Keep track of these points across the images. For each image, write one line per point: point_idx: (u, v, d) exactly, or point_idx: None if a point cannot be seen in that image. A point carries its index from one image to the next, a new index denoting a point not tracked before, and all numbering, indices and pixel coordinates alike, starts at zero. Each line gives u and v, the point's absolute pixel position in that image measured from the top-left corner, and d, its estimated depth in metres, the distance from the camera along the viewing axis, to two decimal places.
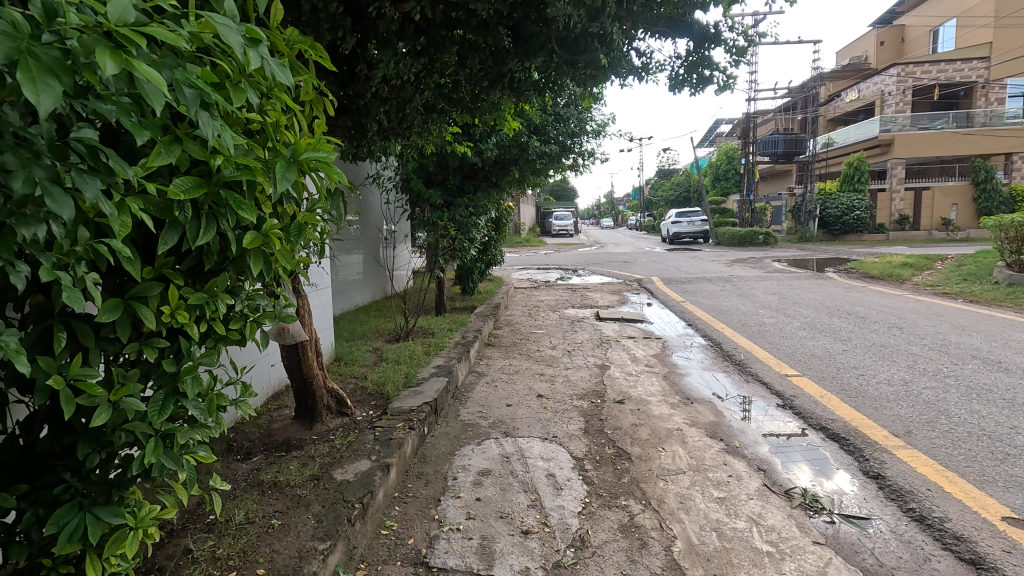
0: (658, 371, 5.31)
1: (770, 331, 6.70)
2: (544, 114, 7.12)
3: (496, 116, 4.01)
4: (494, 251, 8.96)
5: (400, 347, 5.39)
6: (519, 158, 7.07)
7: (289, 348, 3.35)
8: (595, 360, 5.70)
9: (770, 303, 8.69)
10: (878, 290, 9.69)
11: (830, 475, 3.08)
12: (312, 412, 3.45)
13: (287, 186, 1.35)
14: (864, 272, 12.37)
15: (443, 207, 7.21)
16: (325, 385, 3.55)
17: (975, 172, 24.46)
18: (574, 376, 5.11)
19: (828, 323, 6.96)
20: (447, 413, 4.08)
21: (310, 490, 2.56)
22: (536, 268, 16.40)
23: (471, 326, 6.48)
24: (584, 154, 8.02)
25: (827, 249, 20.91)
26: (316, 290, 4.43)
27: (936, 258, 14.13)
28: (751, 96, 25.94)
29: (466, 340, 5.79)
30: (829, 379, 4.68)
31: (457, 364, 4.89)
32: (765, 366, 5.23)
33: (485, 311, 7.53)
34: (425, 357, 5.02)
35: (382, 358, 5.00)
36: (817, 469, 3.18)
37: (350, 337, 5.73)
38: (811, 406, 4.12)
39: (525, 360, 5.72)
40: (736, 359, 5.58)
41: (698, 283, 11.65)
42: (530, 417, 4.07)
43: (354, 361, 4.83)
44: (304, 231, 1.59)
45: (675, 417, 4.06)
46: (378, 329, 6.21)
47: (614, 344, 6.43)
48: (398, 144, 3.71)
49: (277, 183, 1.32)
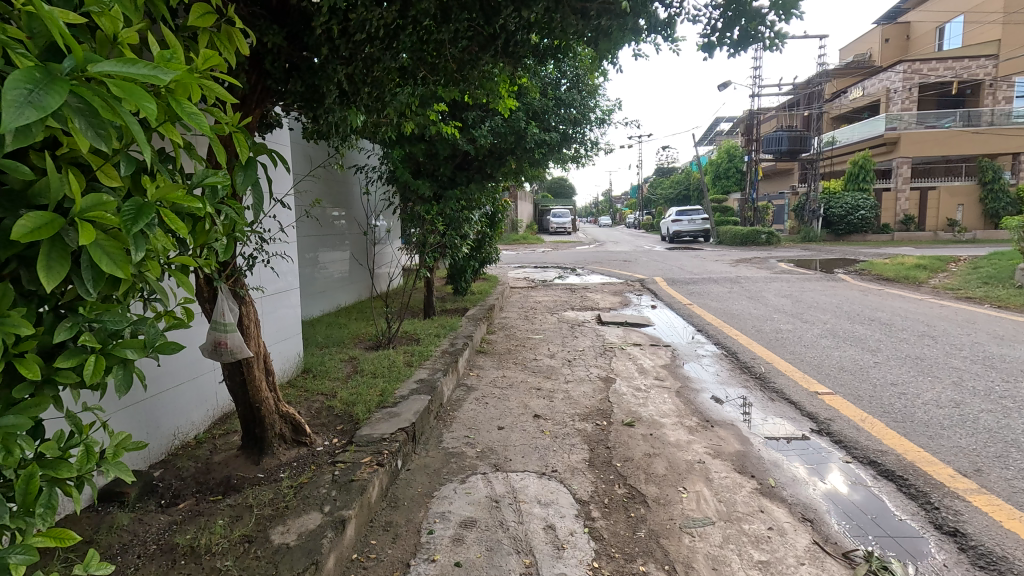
0: (670, 387, 4.72)
1: (790, 339, 6.10)
2: (542, 99, 6.49)
3: (487, 89, 3.39)
4: (489, 248, 8.35)
5: (380, 356, 4.79)
6: (516, 148, 6.44)
7: (229, 367, 2.73)
8: (599, 372, 5.10)
9: (783, 308, 8.10)
10: (896, 294, 9.12)
11: (825, 475, 3.05)
12: (261, 442, 2.85)
13: (22, 109, 0.84)
14: (876, 274, 11.82)
15: (432, 199, 6.66)
16: (278, 410, 2.93)
17: (982, 172, 23.93)
18: (575, 392, 4.52)
19: (852, 331, 6.37)
20: (428, 439, 3.48)
21: (235, 563, 1.95)
22: (533, 267, 15.79)
23: (461, 332, 5.88)
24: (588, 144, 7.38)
25: (832, 249, 20.36)
26: (264, 296, 3.80)
27: (950, 261, 13.55)
28: (755, 92, 25.36)
29: (455, 348, 5.18)
30: (867, 399, 4.10)
31: (443, 378, 4.28)
32: (790, 382, 4.64)
33: (478, 314, 6.92)
34: (407, 369, 4.41)
35: (358, 370, 4.39)
36: (812, 467, 3.15)
37: (325, 345, 5.12)
38: (853, 433, 3.53)
39: (520, 370, 5.13)
40: (756, 372, 4.99)
41: (704, 284, 11.07)
42: (525, 445, 3.47)
43: (326, 374, 4.23)
44: (152, 216, 1.03)
45: (694, 446, 3.47)
46: (358, 336, 5.59)
47: (618, 352, 5.83)
48: (371, 117, 3.05)
49: (6, 107, 0.83)
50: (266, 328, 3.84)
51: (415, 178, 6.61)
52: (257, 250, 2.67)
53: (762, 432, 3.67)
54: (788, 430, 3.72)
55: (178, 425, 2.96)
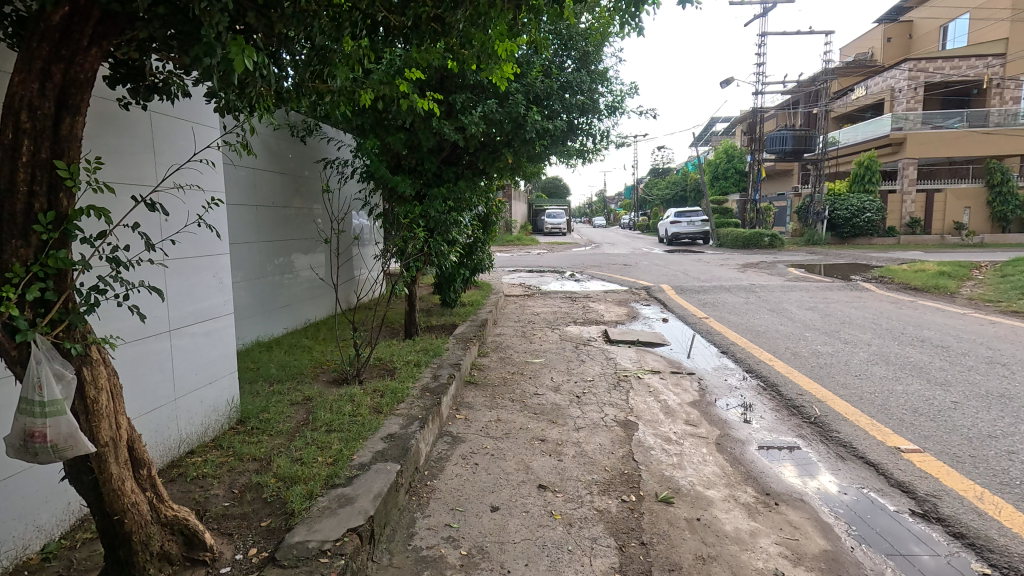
0: (706, 437, 3.77)
1: (835, 367, 5.15)
2: (545, 80, 5.39)
3: (472, 38, 2.43)
4: (480, 255, 7.37)
5: (340, 397, 3.80)
6: (512, 138, 5.44)
7: (69, 463, 1.71)
8: (615, 413, 4.14)
9: (813, 324, 7.15)
10: (932, 307, 8.24)
11: (816, 475, 3.18)
12: (128, 570, 1.85)
13: None
14: (901, 282, 10.95)
15: (415, 197, 5.76)
16: (158, 516, 1.93)
17: (989, 173, 23.22)
18: (589, 446, 3.55)
19: (905, 356, 5.43)
20: (394, 536, 2.50)
21: None
22: (529, 271, 14.81)
23: (447, 358, 4.90)
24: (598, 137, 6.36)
25: (841, 253, 19.54)
26: (170, 328, 2.80)
27: (972, 268, 12.69)
28: (759, 89, 24.44)
29: (438, 383, 4.19)
30: (970, 462, 3.17)
31: (419, 432, 3.30)
32: (859, 432, 3.68)
33: (468, 333, 5.94)
34: (373, 418, 3.42)
35: (311, 420, 3.40)
36: (802, 468, 3.28)
37: (276, 381, 4.13)
38: (977, 523, 2.59)
39: (517, 412, 4.15)
40: (810, 415, 4.04)
41: (717, 292, 10.15)
42: (530, 543, 2.50)
43: (268, 427, 3.24)
44: None
45: (763, 543, 2.52)
46: (321, 366, 4.59)
47: (635, 384, 4.87)
48: (308, 80, 2.15)
49: None
50: (176, 369, 2.85)
51: (394, 174, 5.68)
52: (112, 280, 1.69)
53: (760, 442, 3.65)
54: (822, 469, 3.27)
55: (5, 540, 1.96)
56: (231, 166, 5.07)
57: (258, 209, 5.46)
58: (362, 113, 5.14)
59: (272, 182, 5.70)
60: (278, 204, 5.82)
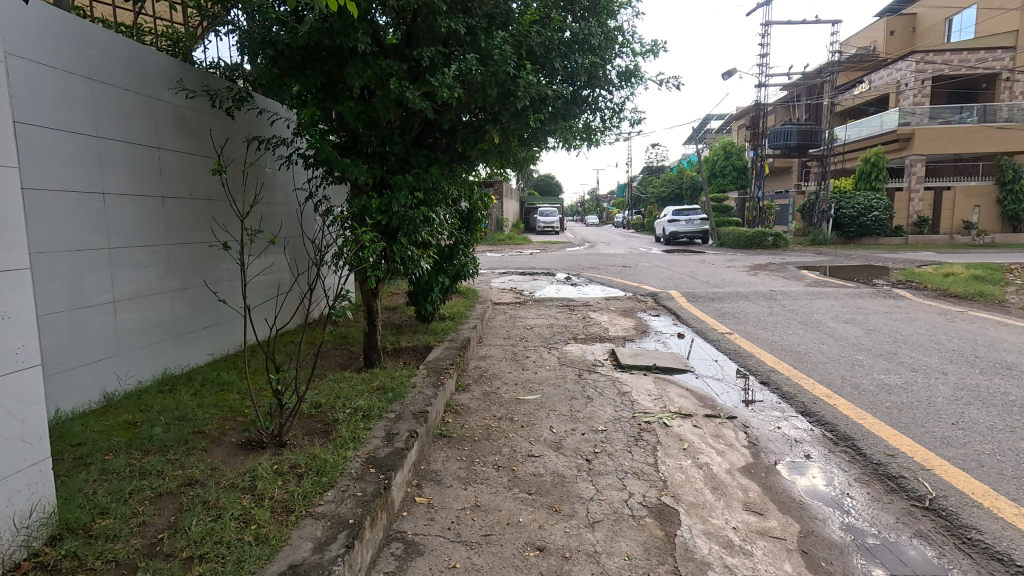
0: (785, 536, 2.54)
1: (921, 410, 3.93)
2: (542, 31, 4.12)
3: None
4: (464, 258, 6.08)
5: (236, 480, 2.53)
6: (500, 111, 4.18)
7: None
8: (645, 493, 2.89)
9: (862, 343, 5.94)
10: (989, 319, 7.08)
11: (878, 524, 2.64)
12: None
13: None
14: (935, 288, 9.81)
15: (377, 187, 4.52)
16: None
17: (1001, 171, 22.29)
18: (613, 564, 2.31)
19: (1002, 393, 4.23)
20: None
21: None
22: (519, 274, 13.51)
23: (411, 402, 3.62)
24: (616, 121, 5.05)
25: (850, 253, 18.47)
26: None
27: (1005, 271, 11.61)
28: (763, 81, 23.28)
29: (391, 448, 2.93)
30: None
31: (346, 557, 2.04)
32: (1013, 534, 2.47)
33: (444, 359, 4.67)
34: (271, 530, 2.15)
35: (172, 534, 2.13)
36: (870, 516, 2.71)
37: (156, 451, 2.84)
38: None
39: (504, 491, 2.90)
40: (920, 495, 2.84)
41: (734, 300, 8.95)
42: None
43: (92, 556, 1.98)
44: None
45: None
46: (233, 420, 3.31)
47: (662, 436, 3.64)
48: None
49: None
50: None
51: (348, 155, 4.47)
52: None
53: (850, 517, 2.70)
54: None
55: None
56: (116, 143, 3.76)
57: (165, 202, 4.16)
58: (301, 76, 4.04)
59: (189, 167, 4.40)
60: (199, 195, 4.52)
